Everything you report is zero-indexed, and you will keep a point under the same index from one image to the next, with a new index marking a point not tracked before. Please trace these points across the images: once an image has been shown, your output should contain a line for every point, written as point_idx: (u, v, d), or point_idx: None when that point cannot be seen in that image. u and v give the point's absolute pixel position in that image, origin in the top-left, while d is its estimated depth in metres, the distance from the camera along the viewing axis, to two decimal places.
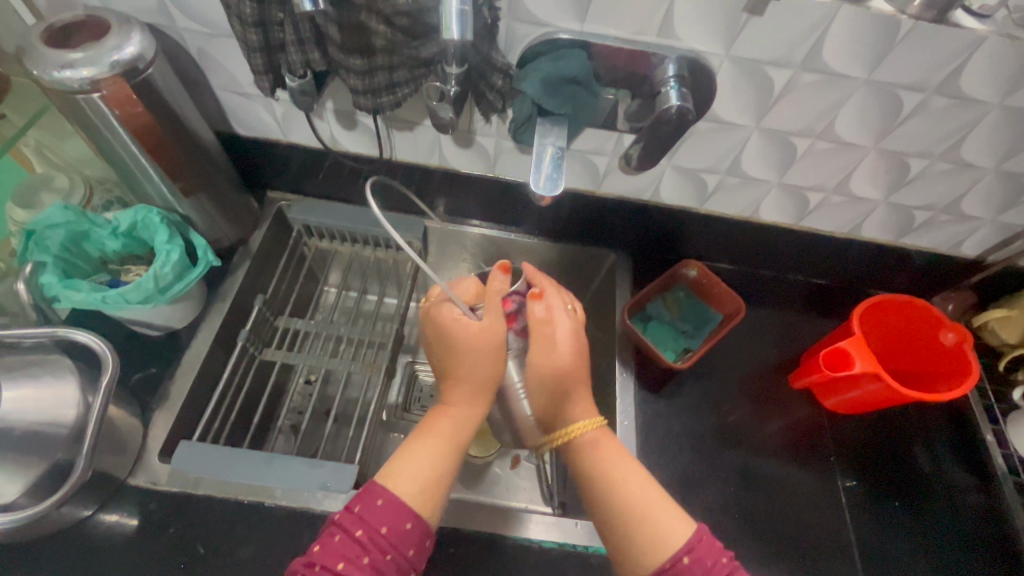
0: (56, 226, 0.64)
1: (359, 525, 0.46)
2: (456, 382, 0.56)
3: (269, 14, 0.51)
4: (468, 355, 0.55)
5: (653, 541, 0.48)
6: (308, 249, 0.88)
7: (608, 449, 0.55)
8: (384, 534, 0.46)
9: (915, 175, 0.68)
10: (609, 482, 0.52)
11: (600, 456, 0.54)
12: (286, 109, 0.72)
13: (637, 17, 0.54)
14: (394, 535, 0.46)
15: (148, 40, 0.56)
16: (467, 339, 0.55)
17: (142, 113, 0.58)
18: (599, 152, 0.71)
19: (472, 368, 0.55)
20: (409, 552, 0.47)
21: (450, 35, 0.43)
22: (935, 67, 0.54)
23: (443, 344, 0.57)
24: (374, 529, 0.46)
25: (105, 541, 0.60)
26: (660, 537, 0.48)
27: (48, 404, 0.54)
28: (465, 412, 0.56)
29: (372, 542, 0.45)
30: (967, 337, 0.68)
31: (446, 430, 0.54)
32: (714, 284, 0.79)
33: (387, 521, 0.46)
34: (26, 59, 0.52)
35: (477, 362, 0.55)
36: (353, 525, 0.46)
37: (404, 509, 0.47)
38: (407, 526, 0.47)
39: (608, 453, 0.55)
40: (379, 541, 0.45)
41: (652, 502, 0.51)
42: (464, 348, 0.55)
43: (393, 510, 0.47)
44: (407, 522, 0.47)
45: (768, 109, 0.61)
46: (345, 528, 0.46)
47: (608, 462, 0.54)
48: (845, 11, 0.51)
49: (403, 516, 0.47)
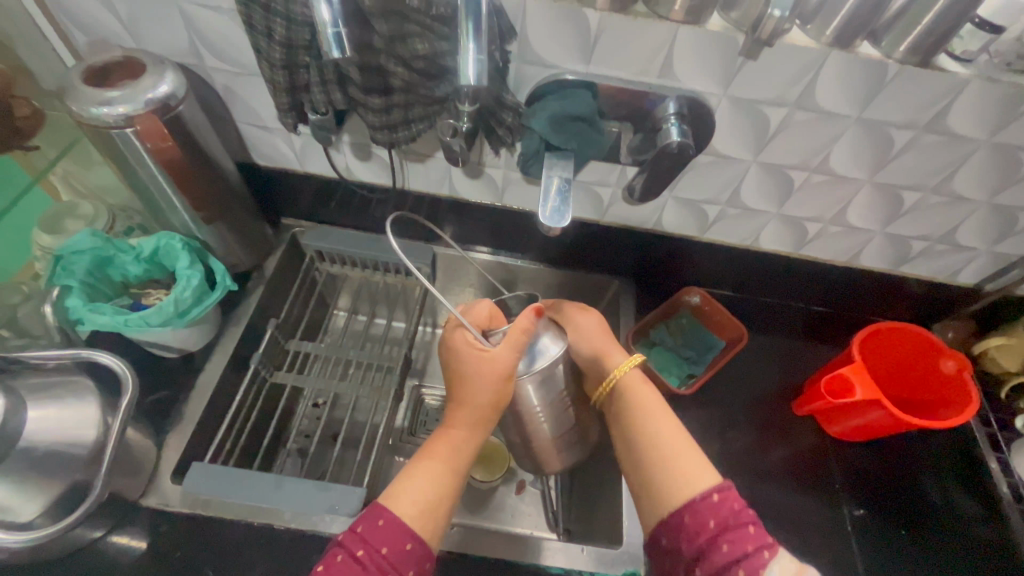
0: (82, 252, 0.67)
1: (361, 544, 0.46)
2: (461, 407, 0.56)
3: (297, 58, 0.54)
4: (476, 380, 0.55)
5: (681, 482, 0.49)
6: (319, 274, 0.91)
7: (647, 391, 0.57)
8: (384, 554, 0.46)
9: (909, 207, 0.70)
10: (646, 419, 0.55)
11: (635, 395, 0.57)
12: (305, 141, 0.75)
13: (639, 60, 0.58)
14: (395, 554, 0.47)
15: (180, 80, 0.59)
16: (478, 367, 0.55)
17: (172, 146, 0.61)
18: (604, 183, 0.74)
19: (479, 395, 0.55)
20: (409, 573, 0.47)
21: (466, 80, 0.47)
22: (924, 106, 0.57)
23: (455, 369, 0.57)
24: (374, 548, 0.46)
25: (115, 563, 0.60)
26: (690, 480, 0.49)
27: (71, 425, 0.56)
28: (465, 437, 0.56)
29: (373, 563, 0.46)
30: (967, 365, 0.69)
31: (446, 455, 0.54)
32: (716, 310, 0.81)
33: (387, 541, 0.47)
34: (67, 98, 0.56)
35: (486, 388, 0.55)
36: (354, 544, 0.47)
37: (403, 530, 0.48)
38: (407, 546, 0.47)
39: (643, 396, 0.57)
40: (379, 560, 0.46)
41: (684, 446, 0.52)
42: (473, 374, 0.55)
43: (393, 530, 0.47)
44: (407, 543, 0.47)
45: (765, 144, 0.64)
46: (347, 548, 0.47)
47: (645, 406, 0.56)
48: (835, 55, 0.54)
49: (403, 537, 0.47)
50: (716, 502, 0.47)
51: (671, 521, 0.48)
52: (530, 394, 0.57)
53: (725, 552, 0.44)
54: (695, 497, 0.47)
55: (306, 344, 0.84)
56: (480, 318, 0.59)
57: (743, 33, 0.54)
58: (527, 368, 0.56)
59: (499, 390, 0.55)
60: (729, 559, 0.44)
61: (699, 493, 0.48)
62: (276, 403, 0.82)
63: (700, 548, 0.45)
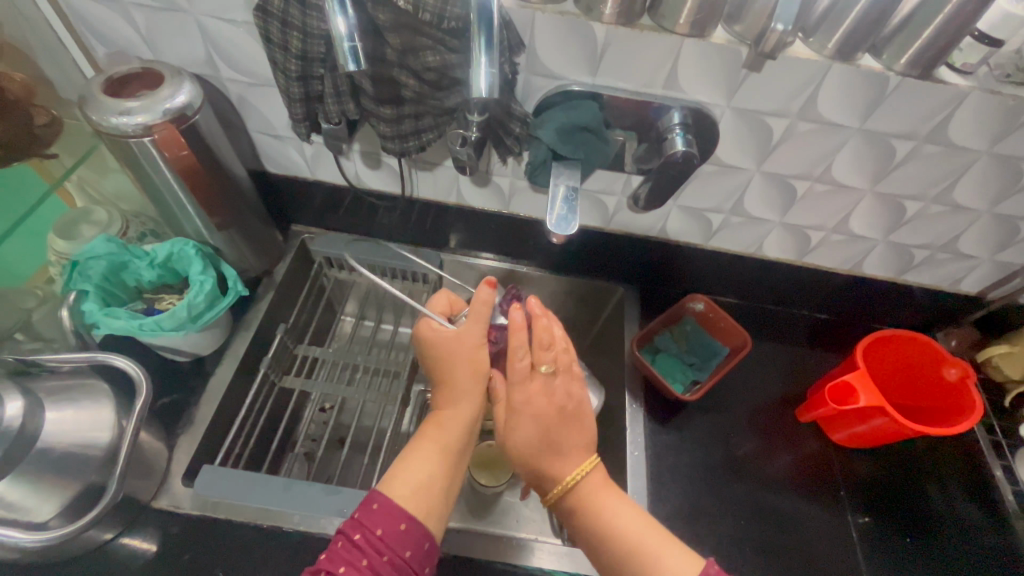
0: (97, 257, 0.68)
1: (359, 529, 0.48)
2: (446, 386, 0.58)
3: (311, 70, 0.56)
4: (450, 355, 0.57)
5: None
6: (327, 279, 0.92)
7: (605, 495, 0.55)
8: (380, 536, 0.48)
9: (912, 216, 0.71)
10: (609, 529, 0.52)
11: (593, 502, 0.54)
12: (316, 150, 0.77)
13: (644, 72, 0.59)
14: (390, 537, 0.48)
15: (196, 91, 0.61)
16: (448, 343, 0.57)
17: (188, 155, 0.62)
18: (609, 192, 0.75)
19: (459, 369, 0.57)
20: (406, 554, 0.48)
21: (477, 92, 0.48)
22: (925, 118, 0.58)
23: (429, 354, 0.59)
24: (370, 532, 0.48)
25: (126, 565, 0.61)
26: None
27: (87, 427, 0.57)
28: (454, 413, 0.57)
29: (370, 545, 0.47)
30: (970, 373, 0.70)
31: (437, 435, 0.56)
32: (720, 317, 0.81)
33: (382, 524, 0.48)
34: (87, 107, 0.58)
35: (460, 360, 0.57)
36: (353, 530, 0.48)
37: (397, 511, 0.49)
38: (402, 527, 0.48)
39: (602, 502, 0.54)
40: (376, 543, 0.47)
41: (657, 542, 0.51)
42: (446, 349, 0.58)
43: (387, 513, 0.49)
44: (401, 524, 0.48)
45: (768, 154, 0.65)
46: (346, 534, 0.48)
47: (605, 513, 0.53)
48: (836, 68, 0.55)
49: (396, 517, 0.48)
50: None
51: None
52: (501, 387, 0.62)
53: None
54: None
55: (314, 348, 0.85)
56: (445, 307, 0.63)
57: (746, 46, 0.55)
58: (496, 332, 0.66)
59: (477, 361, 0.58)
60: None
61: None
62: (284, 407, 0.83)
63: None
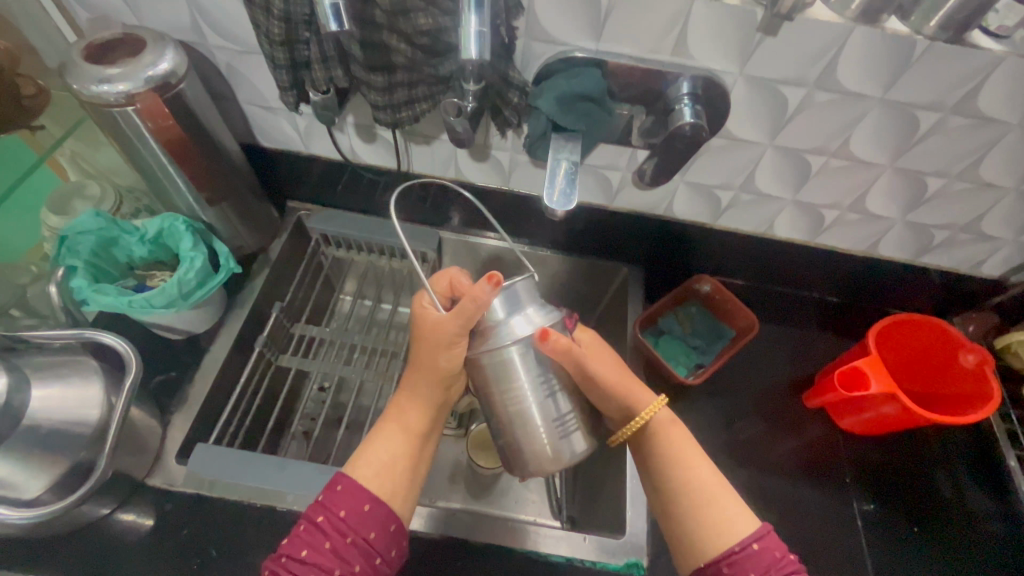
0: (87, 233, 0.67)
1: (321, 511, 0.47)
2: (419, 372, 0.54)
3: (296, 34, 0.53)
4: (423, 345, 0.53)
5: (718, 528, 0.48)
6: (325, 257, 0.89)
7: (685, 445, 0.53)
8: (343, 517, 0.47)
9: (932, 194, 0.67)
10: (677, 475, 0.51)
11: (670, 449, 0.53)
12: (309, 122, 0.74)
13: (650, 37, 0.55)
14: (353, 517, 0.47)
15: (181, 57, 0.58)
16: (426, 331, 0.52)
17: (174, 125, 0.60)
18: (613, 167, 0.72)
19: (424, 359, 0.53)
20: (370, 535, 0.47)
21: (469, 54, 0.45)
22: (952, 87, 0.54)
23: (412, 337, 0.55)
24: (333, 513, 0.47)
25: (120, 541, 0.61)
26: (726, 526, 0.48)
27: (75, 404, 0.56)
28: (414, 398, 0.55)
29: (332, 527, 0.46)
30: (988, 359, 0.66)
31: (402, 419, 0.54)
32: (727, 299, 0.79)
33: (345, 505, 0.47)
34: (67, 75, 0.55)
35: (434, 350, 0.52)
36: (315, 513, 0.47)
37: (360, 492, 0.48)
38: (365, 508, 0.48)
39: (684, 451, 0.53)
40: (338, 525, 0.46)
41: (719, 495, 0.50)
42: (421, 338, 0.53)
43: (349, 494, 0.48)
44: (364, 505, 0.48)
45: (782, 127, 0.62)
46: (309, 519, 0.47)
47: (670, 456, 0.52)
48: (858, 32, 0.51)
49: (359, 498, 0.48)
50: (758, 551, 0.46)
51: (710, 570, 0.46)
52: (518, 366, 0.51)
53: None
54: (734, 548, 0.46)
55: (311, 328, 0.83)
56: (445, 288, 0.58)
57: (761, 7, 0.51)
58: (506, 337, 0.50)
59: (447, 356, 0.52)
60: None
61: (738, 543, 0.47)
62: (281, 386, 0.82)
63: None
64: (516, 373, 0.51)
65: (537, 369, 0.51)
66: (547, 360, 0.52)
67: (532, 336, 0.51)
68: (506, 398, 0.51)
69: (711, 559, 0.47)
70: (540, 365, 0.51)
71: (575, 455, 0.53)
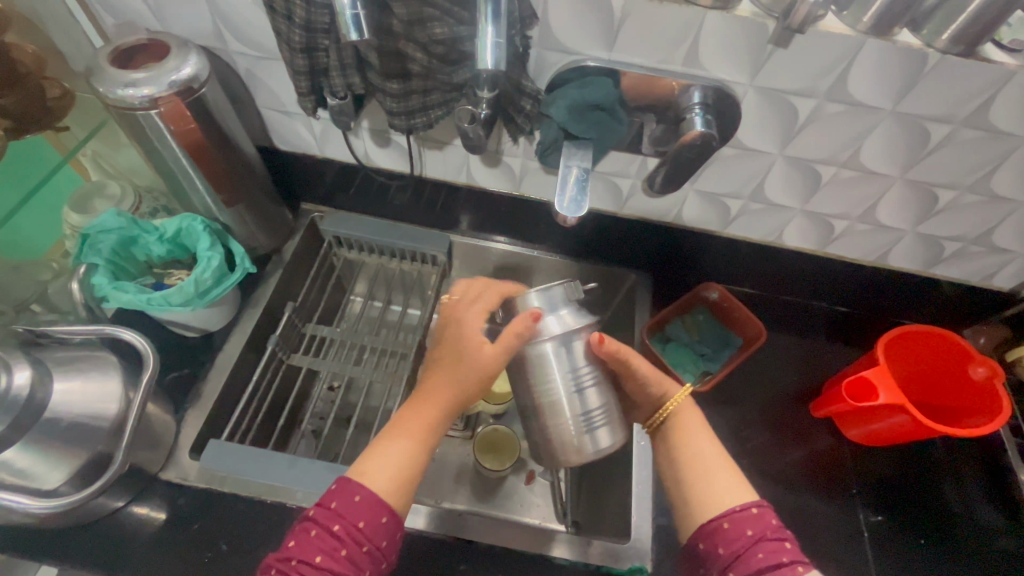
0: (109, 232, 0.69)
1: (336, 519, 0.45)
2: (452, 363, 0.52)
3: (316, 41, 0.54)
4: (463, 364, 0.52)
5: (720, 494, 0.49)
6: (337, 258, 0.90)
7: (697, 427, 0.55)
8: (360, 528, 0.45)
9: (943, 206, 0.67)
10: (683, 448, 0.53)
11: (683, 423, 0.55)
12: (324, 126, 0.76)
13: (663, 47, 0.56)
14: (370, 528, 0.46)
15: (203, 62, 0.60)
16: (471, 354, 0.51)
17: (195, 129, 0.62)
18: (623, 174, 0.73)
19: (458, 375, 0.52)
20: (383, 544, 0.46)
21: (484, 64, 0.46)
22: (964, 99, 0.54)
23: (448, 349, 0.53)
24: (350, 523, 0.45)
25: (133, 533, 0.62)
26: (729, 493, 0.49)
27: (94, 398, 0.58)
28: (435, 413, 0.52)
29: (349, 537, 0.45)
30: (999, 373, 0.66)
31: (418, 431, 0.51)
32: (735, 307, 0.79)
33: (364, 516, 0.46)
34: (94, 79, 0.57)
35: (472, 371, 0.51)
36: (329, 520, 0.45)
37: (380, 504, 0.46)
38: (383, 519, 0.46)
39: (694, 435, 0.54)
40: (355, 534, 0.45)
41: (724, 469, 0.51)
42: (461, 355, 0.52)
43: (368, 504, 0.46)
44: (382, 516, 0.46)
45: (793, 137, 0.62)
46: (321, 523, 0.45)
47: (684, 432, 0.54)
48: (869, 45, 0.52)
49: (377, 511, 0.46)
50: (757, 515, 0.46)
51: (707, 529, 0.47)
52: (551, 363, 0.53)
53: (761, 560, 0.44)
54: (735, 507, 0.47)
55: (323, 328, 0.84)
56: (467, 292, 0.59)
57: (773, 20, 0.52)
58: (544, 333, 0.53)
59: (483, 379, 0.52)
60: (764, 565, 0.43)
61: (738, 504, 0.47)
62: (292, 385, 0.83)
63: (735, 553, 0.45)
64: (550, 368, 0.53)
65: (569, 366, 0.53)
66: (579, 359, 0.54)
67: (566, 334, 0.53)
68: (537, 395, 0.53)
69: (709, 519, 0.47)
70: (572, 363, 0.53)
71: (602, 450, 0.53)
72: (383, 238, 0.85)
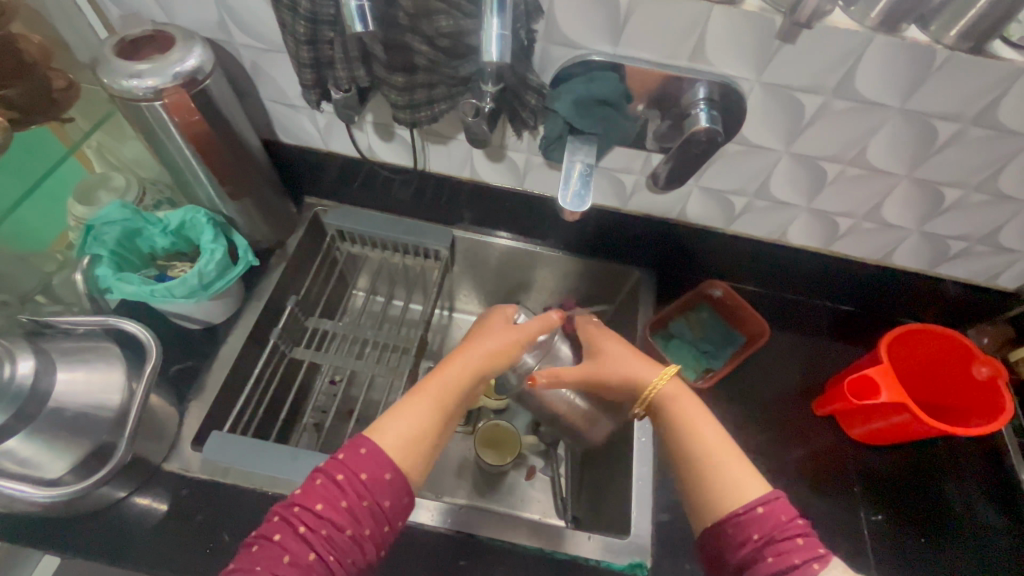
0: (113, 224, 0.69)
1: (341, 470, 0.47)
2: (477, 339, 0.62)
3: (321, 34, 0.54)
4: (489, 338, 0.61)
5: (725, 492, 0.49)
6: (340, 253, 0.91)
7: (693, 408, 0.56)
8: (363, 481, 0.47)
9: (949, 205, 0.67)
10: (686, 438, 0.54)
11: (682, 413, 0.56)
12: (329, 120, 0.76)
13: (669, 42, 0.56)
14: (373, 482, 0.47)
15: (208, 54, 0.60)
16: (496, 332, 0.63)
17: (199, 121, 0.62)
18: (628, 170, 0.73)
19: (481, 342, 0.60)
20: (384, 503, 0.47)
21: (490, 57, 0.46)
22: (972, 97, 0.54)
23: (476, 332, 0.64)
24: (354, 474, 0.47)
25: (135, 524, 0.62)
26: (734, 491, 0.48)
27: (97, 388, 0.58)
28: (456, 377, 0.56)
29: (352, 488, 0.46)
30: (1002, 372, 0.66)
31: (435, 393, 0.55)
32: (738, 304, 0.80)
33: (368, 469, 0.48)
34: (99, 69, 0.57)
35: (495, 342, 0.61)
36: (335, 469, 0.47)
37: (384, 459, 0.48)
38: (386, 476, 0.48)
39: (690, 413, 0.56)
40: (358, 487, 0.47)
41: (731, 459, 0.51)
42: (487, 331, 0.63)
43: (373, 458, 0.48)
44: (385, 473, 0.48)
45: (799, 134, 0.62)
46: (327, 473, 0.47)
47: (683, 420, 0.55)
48: (878, 41, 0.51)
49: (382, 465, 0.48)
50: (763, 515, 0.46)
51: (716, 532, 0.48)
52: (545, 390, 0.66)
53: (770, 564, 0.44)
54: (739, 510, 0.47)
55: (325, 322, 0.84)
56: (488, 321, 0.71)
57: (780, 15, 0.51)
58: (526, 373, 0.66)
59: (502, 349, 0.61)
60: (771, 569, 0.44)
61: (743, 505, 0.47)
62: (295, 378, 0.83)
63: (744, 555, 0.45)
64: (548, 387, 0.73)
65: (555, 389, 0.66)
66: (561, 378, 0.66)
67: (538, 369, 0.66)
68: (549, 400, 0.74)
69: (717, 520, 0.48)
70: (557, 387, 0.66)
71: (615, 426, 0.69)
72: (389, 233, 0.85)
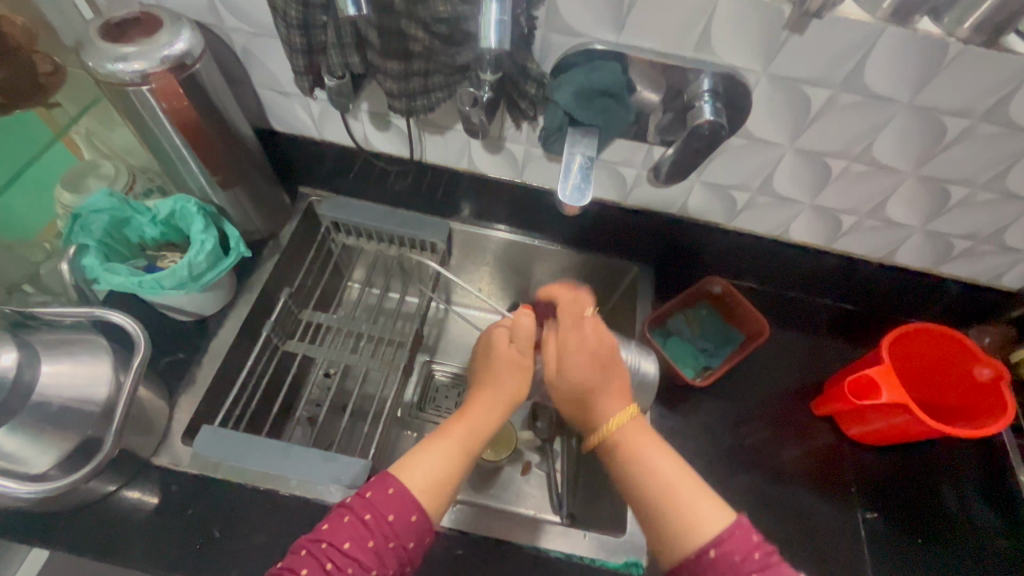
0: (100, 212, 0.67)
1: (369, 509, 0.47)
2: (490, 376, 0.60)
3: (314, 18, 0.53)
4: (503, 370, 0.60)
5: (681, 532, 0.48)
6: (335, 245, 0.89)
7: (647, 440, 0.55)
8: (390, 521, 0.47)
9: (956, 203, 0.65)
10: (642, 478, 0.52)
11: (637, 454, 0.54)
12: (323, 108, 0.74)
13: (673, 31, 0.54)
14: (399, 524, 0.47)
15: (197, 38, 0.58)
16: (501, 359, 0.60)
17: (188, 107, 0.60)
18: (628, 164, 0.71)
19: (500, 378, 0.59)
20: (409, 544, 0.47)
21: (488, 43, 0.44)
22: (983, 92, 0.52)
23: (484, 364, 0.62)
24: (381, 515, 0.47)
25: (125, 517, 0.61)
26: (691, 529, 0.48)
27: (84, 381, 0.56)
28: (479, 419, 0.57)
29: (378, 529, 0.46)
30: (1004, 373, 0.65)
31: (460, 434, 0.55)
32: (737, 301, 0.78)
33: (395, 510, 0.47)
34: (83, 53, 0.55)
35: (504, 376, 0.59)
36: (362, 508, 0.47)
37: (412, 502, 0.48)
38: (412, 518, 0.48)
39: (644, 446, 0.54)
40: (385, 527, 0.46)
41: (689, 493, 0.50)
42: (497, 360, 0.61)
43: (401, 500, 0.48)
44: (411, 515, 0.48)
45: (804, 129, 0.60)
46: (354, 510, 0.47)
47: (639, 459, 0.53)
48: (890, 33, 0.50)
49: (409, 508, 0.48)
50: (715, 558, 0.45)
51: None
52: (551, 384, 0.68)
53: None
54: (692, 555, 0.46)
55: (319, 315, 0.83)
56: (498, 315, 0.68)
57: (789, 3, 0.50)
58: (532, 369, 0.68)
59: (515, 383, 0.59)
60: None
61: (697, 548, 0.47)
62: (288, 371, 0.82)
63: None
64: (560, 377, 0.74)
65: None
66: None
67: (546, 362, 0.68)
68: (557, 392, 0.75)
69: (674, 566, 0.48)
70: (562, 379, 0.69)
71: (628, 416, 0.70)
72: (389, 224, 0.83)
